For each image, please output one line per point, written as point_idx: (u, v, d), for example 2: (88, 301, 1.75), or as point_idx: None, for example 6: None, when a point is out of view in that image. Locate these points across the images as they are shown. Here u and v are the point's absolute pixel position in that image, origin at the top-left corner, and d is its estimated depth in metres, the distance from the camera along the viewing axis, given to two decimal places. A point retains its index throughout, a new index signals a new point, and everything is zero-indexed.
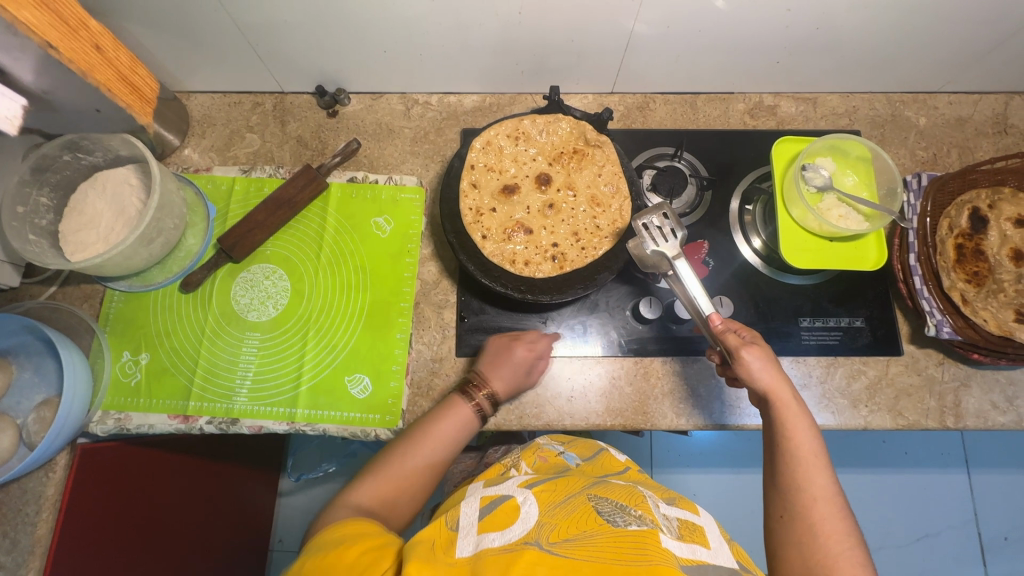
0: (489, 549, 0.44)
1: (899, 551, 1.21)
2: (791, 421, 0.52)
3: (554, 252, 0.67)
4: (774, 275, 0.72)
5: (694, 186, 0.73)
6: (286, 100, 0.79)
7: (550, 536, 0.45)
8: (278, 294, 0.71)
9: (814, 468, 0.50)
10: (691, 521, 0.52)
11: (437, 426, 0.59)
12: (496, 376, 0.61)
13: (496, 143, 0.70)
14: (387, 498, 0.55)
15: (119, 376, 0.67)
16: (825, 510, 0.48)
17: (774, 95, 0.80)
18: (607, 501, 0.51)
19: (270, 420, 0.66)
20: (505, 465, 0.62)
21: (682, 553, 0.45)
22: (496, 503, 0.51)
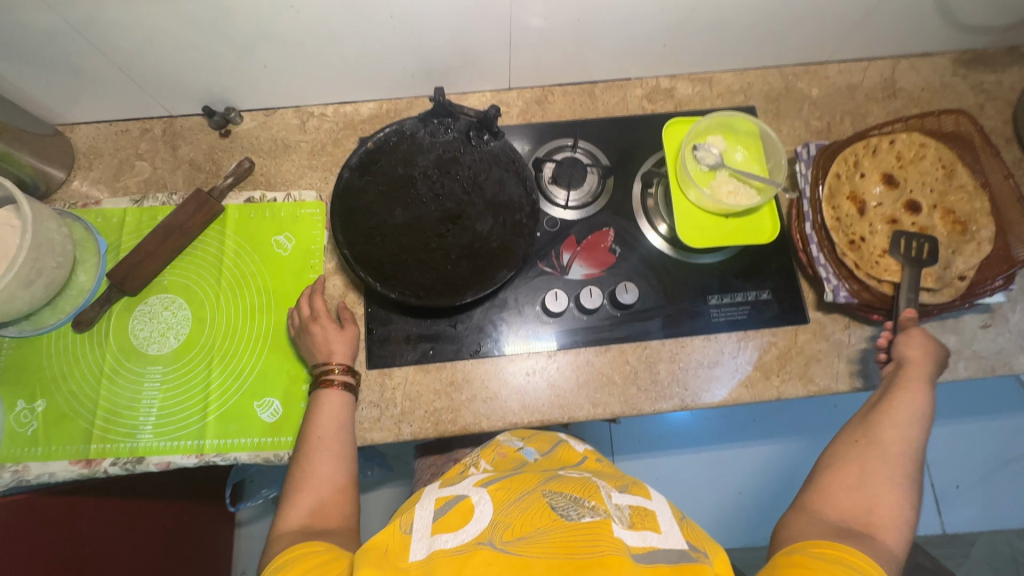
0: (441, 550, 0.46)
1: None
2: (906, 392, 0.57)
3: (855, 240, 0.67)
4: (681, 256, 0.72)
5: (596, 174, 0.73)
6: (176, 124, 0.77)
7: (503, 535, 0.47)
8: (179, 324, 0.68)
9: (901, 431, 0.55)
10: (643, 508, 0.52)
11: (318, 416, 0.60)
12: (334, 352, 0.63)
13: (913, 142, 0.69)
14: (318, 505, 0.56)
15: (13, 427, 0.64)
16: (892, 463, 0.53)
17: (671, 78, 0.80)
18: (561, 496, 0.52)
19: (178, 455, 0.64)
20: (464, 465, 0.63)
21: (632, 541, 0.46)
22: (451, 503, 0.52)
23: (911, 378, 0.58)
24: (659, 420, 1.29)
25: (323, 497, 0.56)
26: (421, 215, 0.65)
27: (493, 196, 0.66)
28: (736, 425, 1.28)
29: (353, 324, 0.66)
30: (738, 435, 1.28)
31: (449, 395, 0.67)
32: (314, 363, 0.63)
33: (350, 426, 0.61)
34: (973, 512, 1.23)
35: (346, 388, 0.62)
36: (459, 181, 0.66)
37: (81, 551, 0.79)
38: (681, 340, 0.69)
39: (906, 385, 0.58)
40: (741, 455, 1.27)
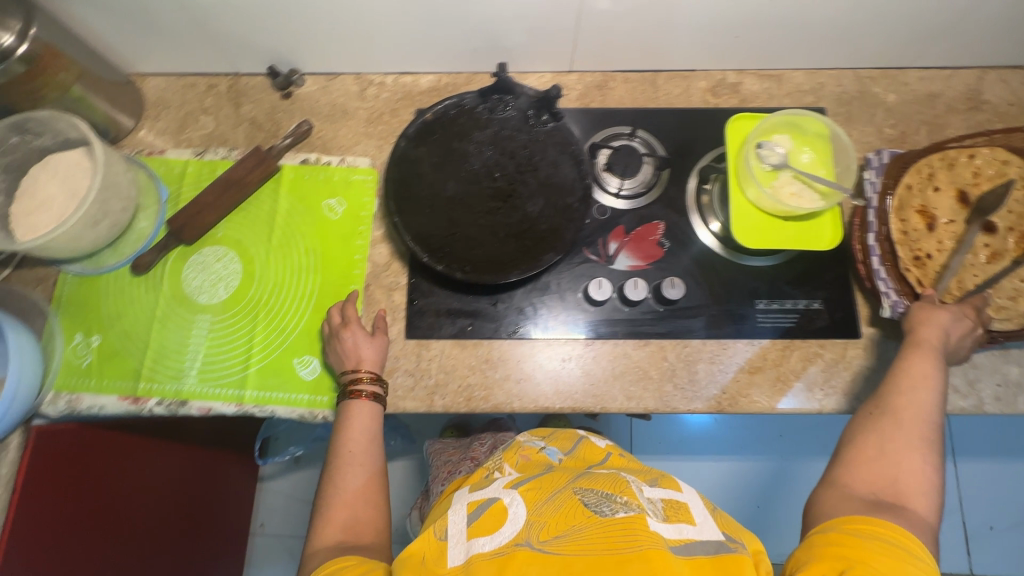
0: (481, 553, 0.48)
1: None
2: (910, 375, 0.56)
3: (919, 257, 0.64)
4: (731, 256, 0.70)
5: (651, 165, 0.72)
6: (241, 82, 0.78)
7: (540, 535, 0.49)
8: (228, 276, 0.70)
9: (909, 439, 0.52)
10: (675, 500, 0.55)
11: (347, 426, 0.61)
12: (361, 358, 0.63)
13: (997, 159, 0.65)
14: (352, 519, 0.59)
15: (70, 359, 0.68)
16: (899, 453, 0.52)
17: (738, 73, 0.77)
18: (594, 492, 0.54)
19: (219, 402, 0.66)
20: (489, 468, 0.65)
21: (669, 534, 0.49)
22: (484, 506, 0.54)
23: (912, 356, 0.57)
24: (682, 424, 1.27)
25: (355, 513, 0.59)
26: (473, 190, 0.65)
27: (546, 177, 0.65)
28: (761, 437, 1.25)
29: (385, 334, 0.66)
30: (762, 448, 1.25)
31: (483, 371, 0.67)
32: (343, 371, 0.63)
33: (379, 438, 0.63)
34: (1005, 557, 1.18)
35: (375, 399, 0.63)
36: (514, 160, 0.66)
37: (119, 489, 0.83)
38: (723, 342, 0.68)
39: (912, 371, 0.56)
40: (764, 469, 1.24)
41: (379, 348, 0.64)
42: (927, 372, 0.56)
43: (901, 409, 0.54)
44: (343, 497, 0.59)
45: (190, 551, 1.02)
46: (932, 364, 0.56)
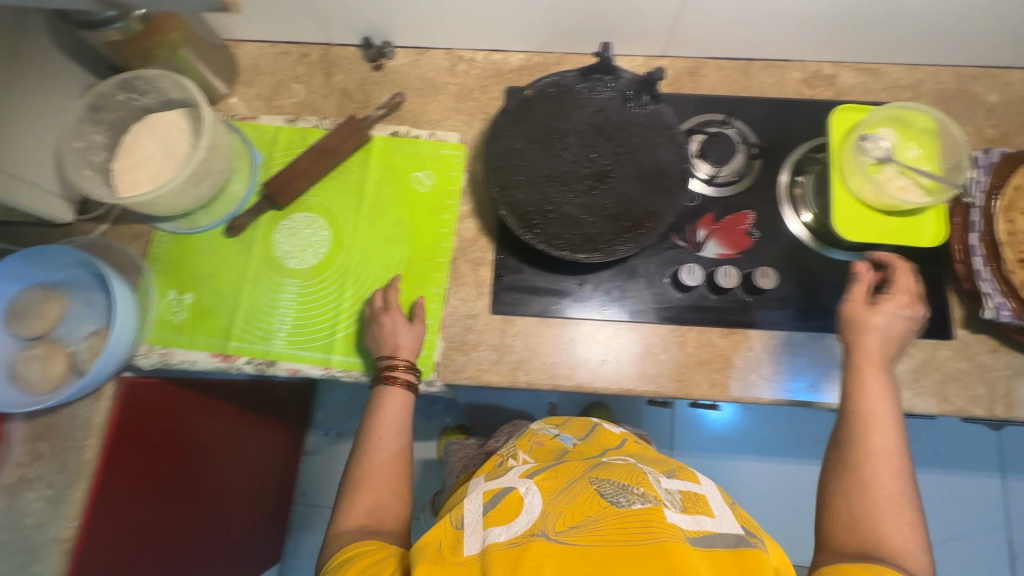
0: (496, 542, 0.47)
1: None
2: (872, 386, 0.56)
3: None
4: (821, 249, 0.69)
5: (743, 155, 0.71)
6: (332, 52, 0.78)
7: (556, 526, 0.48)
8: (318, 242, 0.71)
9: (886, 463, 0.52)
10: (691, 493, 0.55)
11: (380, 415, 0.62)
12: (398, 346, 0.64)
13: None
14: (375, 505, 0.58)
15: (163, 314, 0.69)
16: (879, 466, 0.52)
17: (834, 65, 0.76)
18: (609, 483, 0.53)
19: (306, 364, 0.68)
20: (503, 456, 0.67)
21: (688, 525, 0.49)
22: (498, 495, 0.53)
23: (856, 367, 0.57)
24: (708, 422, 1.27)
25: (378, 501, 0.59)
26: (569, 169, 0.65)
27: (644, 159, 0.65)
28: (802, 440, 1.26)
29: (424, 323, 0.66)
30: (798, 450, 1.25)
31: (566, 351, 0.67)
32: (378, 356, 0.64)
33: (407, 425, 0.63)
34: None
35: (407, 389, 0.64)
36: (611, 141, 0.65)
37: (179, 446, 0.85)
38: (811, 335, 0.67)
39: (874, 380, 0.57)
40: (806, 472, 1.24)
41: (416, 340, 0.65)
42: (886, 404, 0.55)
43: (876, 451, 0.53)
44: (368, 485, 0.59)
45: (238, 511, 1.05)
46: (882, 379, 0.56)
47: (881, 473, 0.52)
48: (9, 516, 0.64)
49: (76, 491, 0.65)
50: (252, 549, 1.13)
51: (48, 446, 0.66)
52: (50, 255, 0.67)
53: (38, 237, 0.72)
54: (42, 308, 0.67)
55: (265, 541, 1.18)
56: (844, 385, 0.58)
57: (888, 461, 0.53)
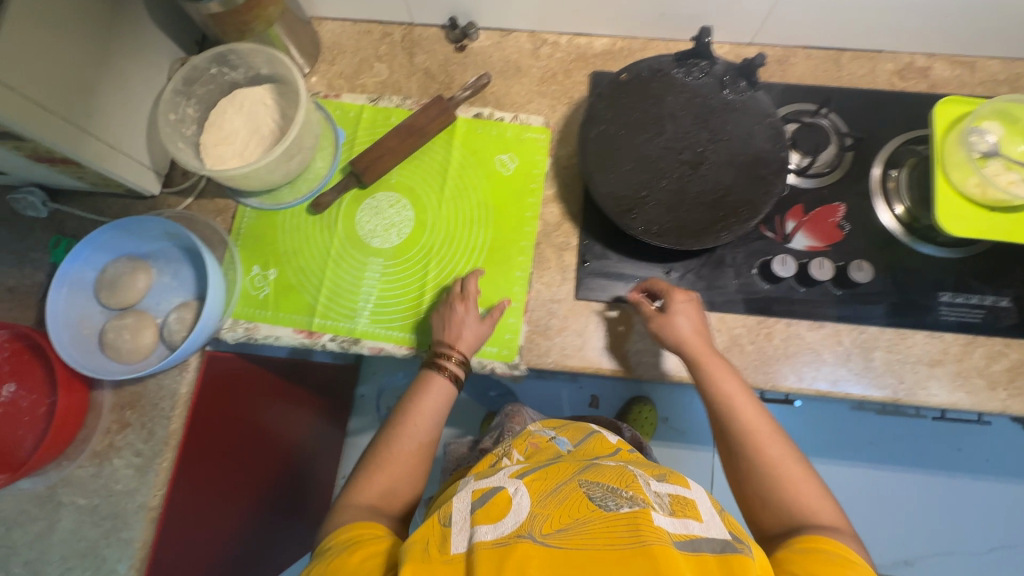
0: (484, 541, 0.44)
1: (953, 556, 1.26)
2: (710, 373, 0.60)
3: None
4: (913, 244, 0.68)
5: (835, 147, 0.70)
6: (415, 32, 0.78)
7: (543, 527, 0.46)
8: (401, 223, 0.71)
9: (767, 438, 0.57)
10: (681, 496, 0.51)
11: (420, 401, 0.62)
12: (461, 338, 0.63)
13: None
14: (389, 489, 0.59)
15: (248, 289, 0.70)
16: (761, 439, 0.57)
17: (928, 57, 0.74)
18: (598, 486, 0.50)
19: (390, 343, 0.68)
20: (496, 455, 0.63)
21: (674, 529, 0.46)
22: (487, 493, 0.50)
23: (694, 360, 0.60)
24: None
25: (393, 484, 0.59)
26: (664, 155, 0.64)
27: (740, 146, 0.64)
28: (840, 441, 1.31)
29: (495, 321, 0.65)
30: (831, 453, 1.30)
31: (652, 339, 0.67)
32: (439, 340, 0.64)
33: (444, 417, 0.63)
34: None
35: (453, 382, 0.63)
36: (707, 128, 0.64)
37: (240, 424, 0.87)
38: (902, 332, 0.66)
39: (711, 370, 0.60)
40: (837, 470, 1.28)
41: (474, 338, 0.64)
42: (734, 390, 0.59)
43: (754, 428, 0.58)
44: (387, 466, 0.59)
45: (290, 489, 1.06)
46: (727, 369, 0.60)
47: (766, 445, 0.57)
48: (98, 482, 0.65)
49: (164, 460, 0.66)
50: (300, 528, 1.14)
51: (135, 415, 0.67)
52: (140, 228, 0.68)
53: (124, 209, 0.73)
54: (131, 280, 0.67)
55: (311, 521, 1.19)
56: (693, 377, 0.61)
57: (768, 436, 0.58)
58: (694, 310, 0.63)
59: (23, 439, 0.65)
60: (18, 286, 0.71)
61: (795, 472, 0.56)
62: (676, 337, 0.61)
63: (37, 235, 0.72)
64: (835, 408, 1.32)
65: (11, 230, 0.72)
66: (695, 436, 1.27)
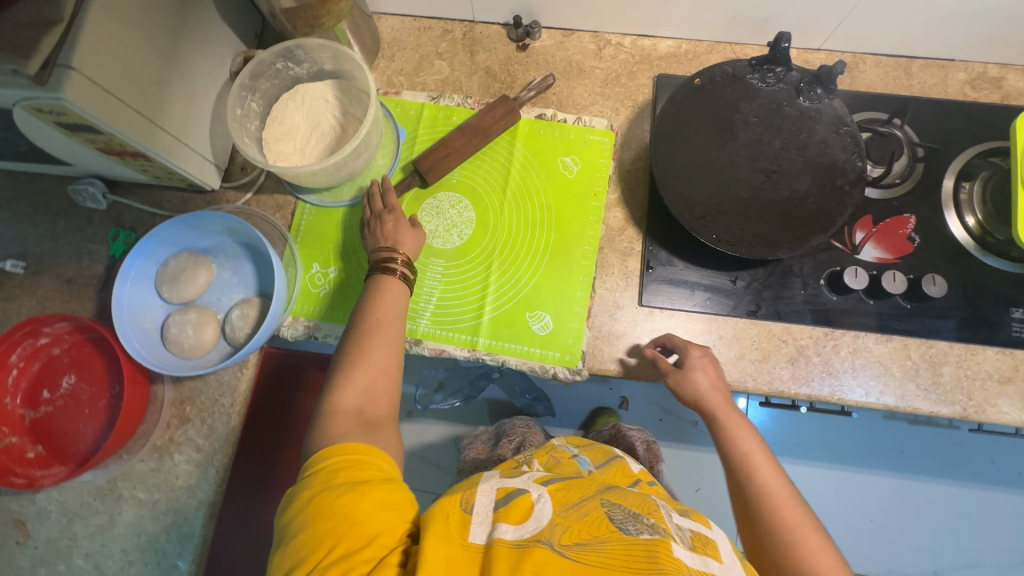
0: (502, 538, 0.42)
1: (983, 568, 1.23)
2: (735, 432, 0.59)
3: None
4: (981, 256, 0.67)
5: (907, 158, 0.69)
6: (476, 30, 0.77)
7: (562, 538, 0.42)
8: (463, 223, 0.71)
9: (788, 504, 0.53)
10: (703, 534, 0.48)
11: (379, 297, 0.59)
12: (399, 243, 0.63)
13: None
14: (372, 385, 0.55)
15: (308, 286, 0.70)
16: (780, 502, 0.53)
17: (1001, 67, 0.73)
18: (620, 508, 0.47)
19: (452, 345, 0.67)
20: (517, 462, 0.59)
21: (694, 563, 0.42)
22: (512, 494, 0.47)
23: (720, 416, 0.60)
24: None
25: (374, 379, 0.55)
26: (736, 164, 0.63)
27: (816, 155, 0.62)
28: (871, 451, 1.27)
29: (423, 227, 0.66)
30: (862, 461, 1.27)
31: (717, 348, 0.66)
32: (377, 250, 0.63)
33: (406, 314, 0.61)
34: None
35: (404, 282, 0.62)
36: (782, 136, 0.63)
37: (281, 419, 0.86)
38: (972, 347, 0.65)
39: (734, 429, 0.59)
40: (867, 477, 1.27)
41: (414, 241, 0.64)
42: (754, 450, 0.57)
43: (769, 490, 0.54)
44: (366, 361, 0.56)
45: None
46: (750, 430, 0.59)
47: (782, 509, 0.53)
48: (158, 477, 0.65)
49: (223, 456, 0.66)
50: None
51: (195, 411, 0.67)
52: (203, 222, 0.68)
53: (183, 203, 0.73)
54: (193, 275, 0.67)
55: None
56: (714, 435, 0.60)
57: (792, 504, 0.54)
58: (709, 367, 0.62)
59: (83, 432, 0.66)
60: (77, 278, 0.71)
61: (813, 542, 0.51)
62: (691, 390, 0.60)
63: (95, 227, 0.72)
64: (865, 420, 1.27)
65: (70, 221, 0.72)
66: None
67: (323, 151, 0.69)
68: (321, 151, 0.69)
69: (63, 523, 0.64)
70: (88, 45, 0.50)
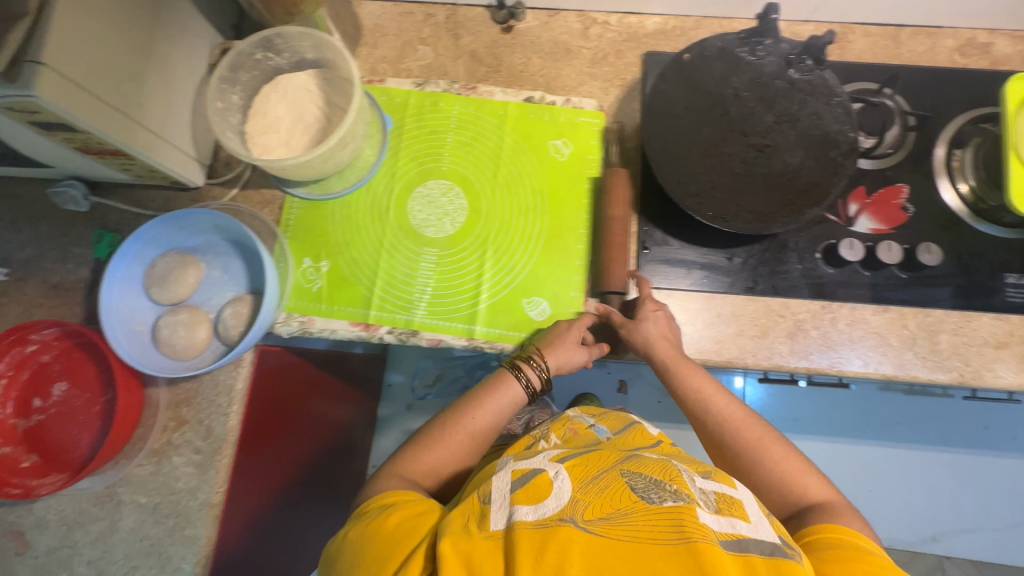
0: (523, 520, 0.40)
1: (979, 532, 1.26)
2: (690, 375, 0.61)
3: None
4: (975, 223, 0.67)
5: (898, 127, 0.69)
6: (459, 13, 0.75)
7: (585, 513, 0.41)
8: (455, 211, 0.70)
9: (746, 422, 0.60)
10: (728, 495, 0.45)
11: (487, 401, 0.61)
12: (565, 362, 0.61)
13: None
14: (433, 469, 0.59)
15: (300, 282, 0.68)
16: (739, 423, 0.60)
17: (989, 33, 0.72)
18: (642, 476, 0.45)
19: (450, 334, 0.66)
20: (534, 437, 0.58)
21: (720, 528, 0.40)
22: (528, 475, 0.45)
23: (676, 364, 0.60)
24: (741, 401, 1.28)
25: (443, 459, 0.60)
26: (728, 139, 0.62)
27: (807, 128, 0.61)
28: (866, 422, 1.28)
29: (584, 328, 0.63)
30: (859, 432, 1.28)
31: (716, 326, 0.66)
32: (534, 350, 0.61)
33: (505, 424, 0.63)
34: None
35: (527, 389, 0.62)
36: (773, 110, 0.61)
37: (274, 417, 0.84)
38: (968, 314, 0.65)
39: (689, 372, 0.61)
40: (863, 449, 1.28)
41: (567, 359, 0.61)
42: (706, 386, 0.61)
43: (726, 416, 0.60)
44: (440, 448, 0.60)
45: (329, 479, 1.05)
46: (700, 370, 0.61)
47: (743, 431, 0.59)
48: (157, 480, 0.65)
49: (223, 457, 0.65)
50: None
51: (191, 412, 0.66)
52: (189, 220, 0.66)
53: (167, 202, 0.71)
54: (182, 275, 0.66)
55: None
56: (668, 383, 0.62)
57: (748, 420, 0.60)
58: (664, 320, 0.62)
59: (78, 438, 0.65)
60: (62, 283, 0.69)
61: (775, 449, 0.58)
62: (644, 341, 0.60)
63: (78, 229, 0.70)
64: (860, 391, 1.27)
65: (51, 225, 0.70)
66: None
67: (308, 144, 0.67)
68: (306, 144, 0.67)
69: (62, 532, 0.63)
70: (60, 37, 0.48)
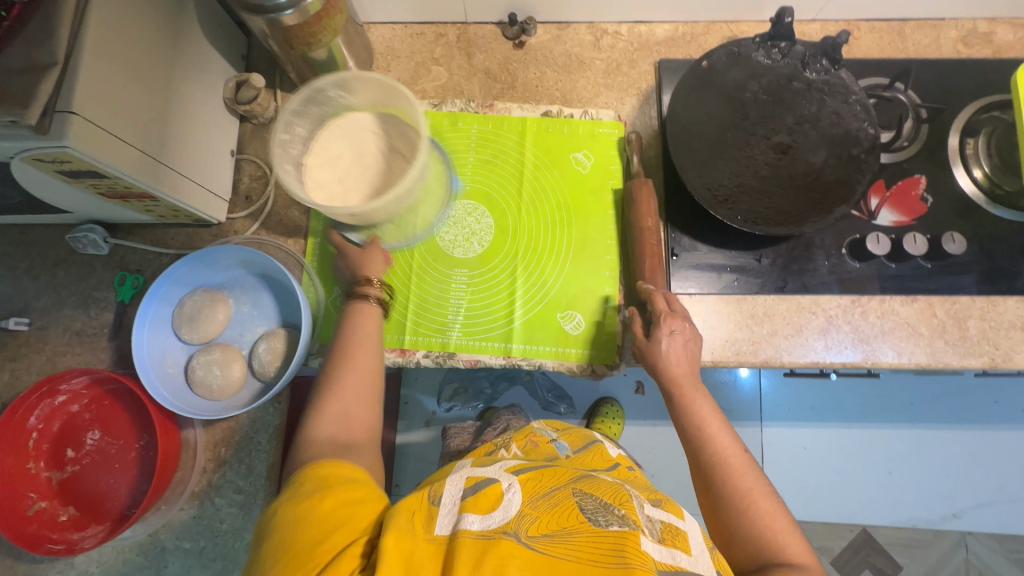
0: (468, 529, 0.38)
1: (998, 505, 1.28)
2: (697, 404, 0.58)
3: None
4: (992, 207, 0.68)
5: (912, 119, 0.70)
6: (469, 31, 0.75)
7: (529, 528, 0.39)
8: (483, 231, 0.70)
9: (742, 469, 0.55)
10: (674, 525, 0.44)
11: (352, 327, 0.59)
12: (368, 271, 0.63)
13: None
14: (344, 412, 0.54)
15: (332, 311, 0.68)
16: (736, 468, 0.55)
17: (989, 21, 0.74)
18: (593, 498, 0.42)
19: (487, 354, 0.66)
20: (495, 445, 0.57)
21: (660, 557, 0.38)
22: (481, 483, 0.43)
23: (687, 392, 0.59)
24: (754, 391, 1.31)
25: (347, 398, 0.55)
26: (751, 142, 0.63)
27: (828, 127, 0.62)
28: (880, 406, 1.30)
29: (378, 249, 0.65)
30: (873, 416, 1.30)
31: (750, 327, 0.66)
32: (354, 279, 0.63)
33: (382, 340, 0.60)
34: None
35: (380, 306, 0.61)
36: (792, 112, 0.62)
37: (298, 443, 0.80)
38: (993, 299, 0.66)
39: (686, 396, 0.58)
40: (881, 431, 1.30)
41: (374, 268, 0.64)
42: (710, 420, 0.57)
43: (723, 458, 0.55)
44: (344, 384, 0.55)
45: None
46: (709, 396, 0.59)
47: (737, 476, 0.54)
48: (201, 523, 0.64)
49: (267, 495, 0.64)
50: None
51: (230, 452, 0.65)
52: (215, 257, 0.65)
53: (189, 238, 0.70)
54: (211, 312, 0.65)
55: None
56: (671, 406, 0.59)
57: (743, 468, 0.55)
58: (682, 343, 0.59)
59: (116, 487, 0.64)
60: (86, 329, 0.67)
61: (765, 505, 0.53)
62: (654, 360, 0.59)
63: (99, 273, 0.69)
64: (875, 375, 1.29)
65: (70, 270, 0.69)
66: (742, 414, 1.30)
67: (363, 188, 0.65)
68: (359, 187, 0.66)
69: None
70: (88, 85, 0.47)
